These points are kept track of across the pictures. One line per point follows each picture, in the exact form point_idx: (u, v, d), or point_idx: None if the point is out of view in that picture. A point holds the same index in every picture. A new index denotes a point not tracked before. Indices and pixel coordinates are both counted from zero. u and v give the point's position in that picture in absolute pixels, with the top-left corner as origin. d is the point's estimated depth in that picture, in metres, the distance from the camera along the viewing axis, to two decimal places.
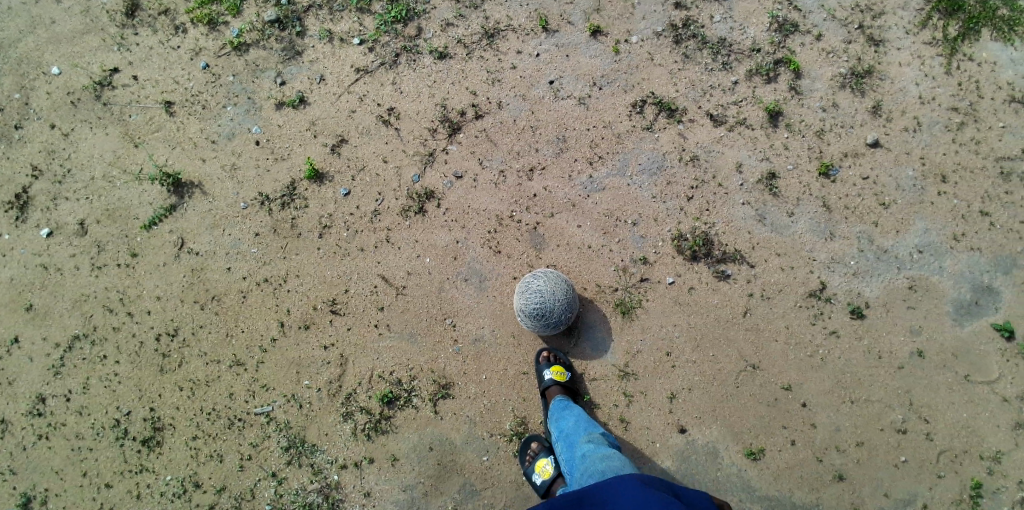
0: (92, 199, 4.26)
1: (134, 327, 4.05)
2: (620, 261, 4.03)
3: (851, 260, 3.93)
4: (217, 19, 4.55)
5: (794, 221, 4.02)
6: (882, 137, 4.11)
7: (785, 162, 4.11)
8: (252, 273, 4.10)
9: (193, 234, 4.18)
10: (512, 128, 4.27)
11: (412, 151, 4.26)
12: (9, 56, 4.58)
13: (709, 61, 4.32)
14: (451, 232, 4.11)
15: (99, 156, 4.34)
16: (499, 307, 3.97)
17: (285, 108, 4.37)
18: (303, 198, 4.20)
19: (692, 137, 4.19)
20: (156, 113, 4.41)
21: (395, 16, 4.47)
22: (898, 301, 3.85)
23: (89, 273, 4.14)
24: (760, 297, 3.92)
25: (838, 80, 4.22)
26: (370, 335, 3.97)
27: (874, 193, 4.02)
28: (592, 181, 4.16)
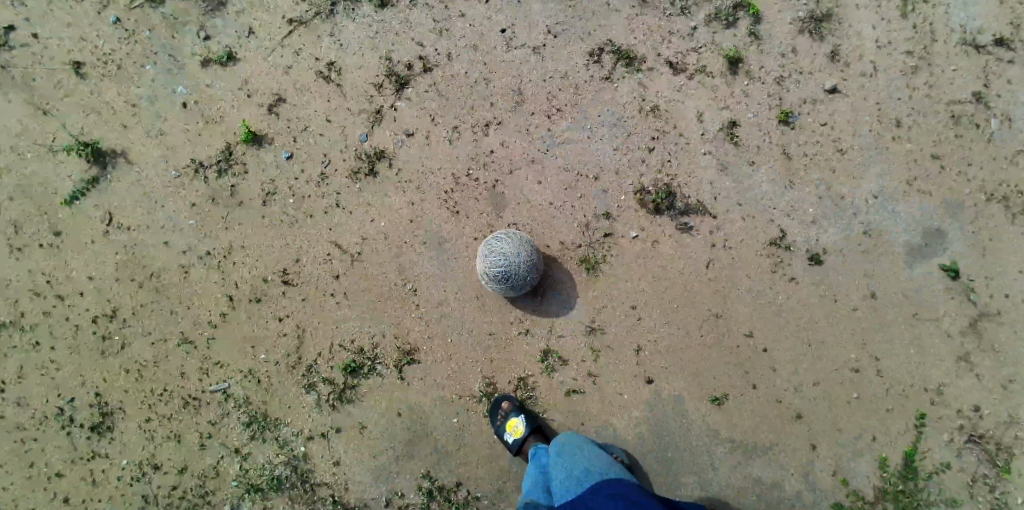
0: (1, 174, 3.84)
1: (67, 311, 3.74)
2: (583, 217, 3.94)
3: (809, 207, 3.95)
4: None
5: (754, 170, 3.99)
6: (840, 84, 4.07)
7: (745, 111, 4.05)
8: (193, 246, 3.81)
9: (122, 209, 3.83)
10: (464, 82, 4.02)
11: (358, 108, 3.98)
12: None
13: (666, 6, 4.12)
14: (406, 195, 3.91)
15: (3, 125, 3.89)
16: (461, 269, 3.84)
17: (212, 66, 3.97)
18: (242, 164, 3.89)
19: (652, 88, 4.06)
20: (63, 75, 3.92)
21: None
22: (853, 245, 3.92)
23: (7, 256, 3.77)
24: (721, 247, 3.92)
25: (798, 25, 4.11)
26: (327, 304, 3.79)
27: (832, 139, 4.02)
28: (551, 133, 4.01)
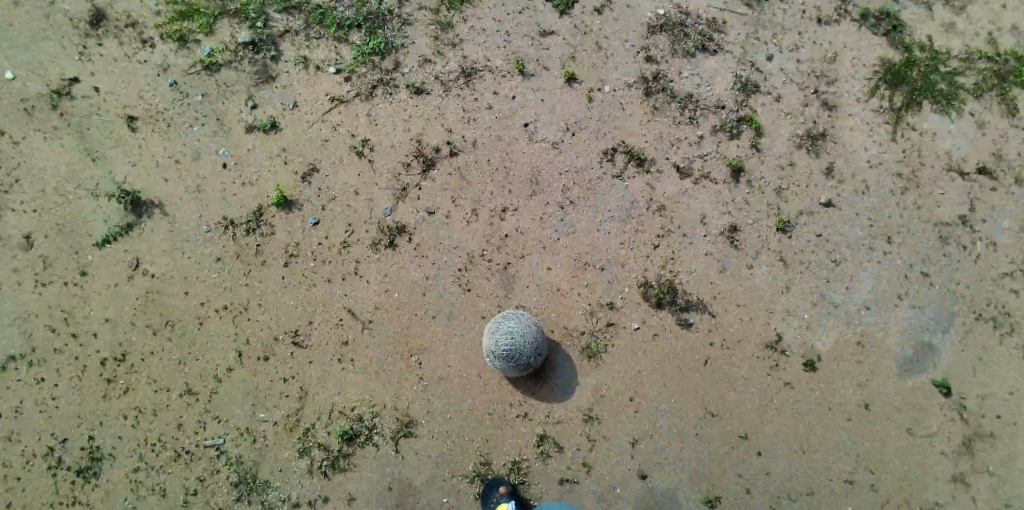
0: (42, 213, 4.07)
1: (78, 349, 3.87)
2: (588, 305, 4.09)
3: (805, 313, 4.11)
4: (189, 36, 4.46)
5: (753, 272, 4.19)
6: (836, 198, 4.36)
7: (746, 217, 4.30)
8: (211, 300, 3.96)
9: (151, 256, 4.02)
10: (485, 166, 4.32)
11: (385, 185, 4.24)
12: None
13: (676, 114, 4.51)
14: (421, 268, 4.09)
15: (52, 168, 4.16)
16: (465, 346, 3.95)
17: (255, 131, 4.30)
18: (270, 226, 4.10)
19: (659, 188, 4.34)
20: (116, 126, 4.26)
21: (373, 48, 4.50)
22: (848, 355, 4.03)
23: (31, 289, 3.94)
24: (720, 345, 4.04)
25: (795, 141, 4.48)
26: (333, 369, 3.88)
27: (827, 250, 4.24)
28: (564, 225, 4.23)
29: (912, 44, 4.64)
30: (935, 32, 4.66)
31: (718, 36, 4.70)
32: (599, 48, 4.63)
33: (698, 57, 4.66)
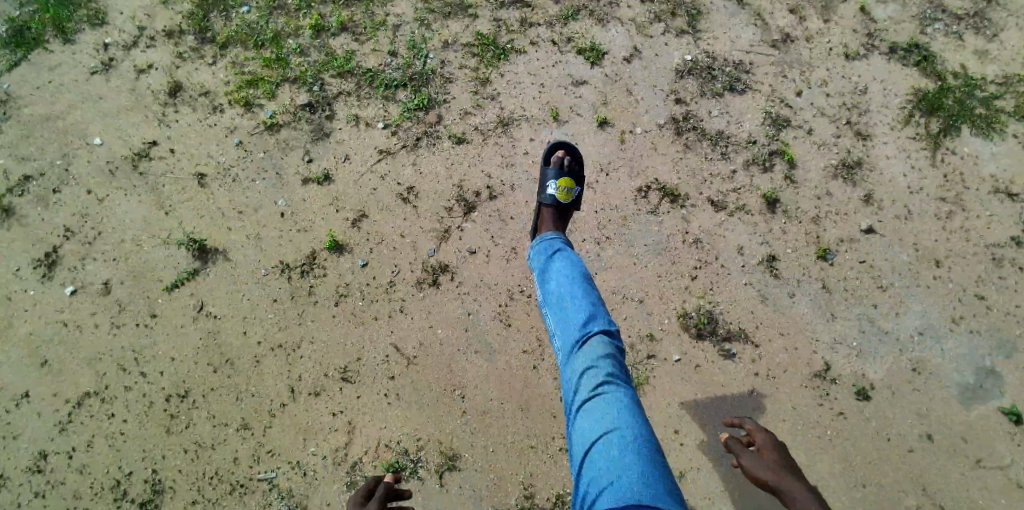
0: (120, 261, 4.45)
1: (145, 386, 4.08)
2: (628, 337, 4.05)
3: (853, 341, 3.99)
4: (253, 102, 4.96)
5: (796, 301, 4.11)
6: (876, 224, 4.31)
7: (784, 246, 4.26)
8: (267, 338, 4.16)
9: (213, 298, 4.30)
10: (524, 208, 4.44)
11: (428, 227, 4.42)
12: (57, 127, 4.97)
13: (709, 151, 4.61)
14: (463, 305, 4.16)
15: (130, 221, 4.58)
16: (508, 381, 3.94)
17: (310, 183, 4.63)
18: (322, 268, 4.33)
19: (695, 221, 4.37)
20: (188, 183, 4.68)
21: (417, 104, 4.86)
22: (903, 381, 3.87)
23: (107, 331, 4.24)
24: (765, 376, 3.92)
25: (831, 171, 4.49)
26: (380, 404, 3.94)
27: (871, 276, 4.16)
28: (600, 258, 4.28)
29: (944, 72, 4.83)
30: (967, 59, 4.89)
31: (746, 76, 4.91)
32: (629, 94, 4.87)
33: (726, 96, 4.83)
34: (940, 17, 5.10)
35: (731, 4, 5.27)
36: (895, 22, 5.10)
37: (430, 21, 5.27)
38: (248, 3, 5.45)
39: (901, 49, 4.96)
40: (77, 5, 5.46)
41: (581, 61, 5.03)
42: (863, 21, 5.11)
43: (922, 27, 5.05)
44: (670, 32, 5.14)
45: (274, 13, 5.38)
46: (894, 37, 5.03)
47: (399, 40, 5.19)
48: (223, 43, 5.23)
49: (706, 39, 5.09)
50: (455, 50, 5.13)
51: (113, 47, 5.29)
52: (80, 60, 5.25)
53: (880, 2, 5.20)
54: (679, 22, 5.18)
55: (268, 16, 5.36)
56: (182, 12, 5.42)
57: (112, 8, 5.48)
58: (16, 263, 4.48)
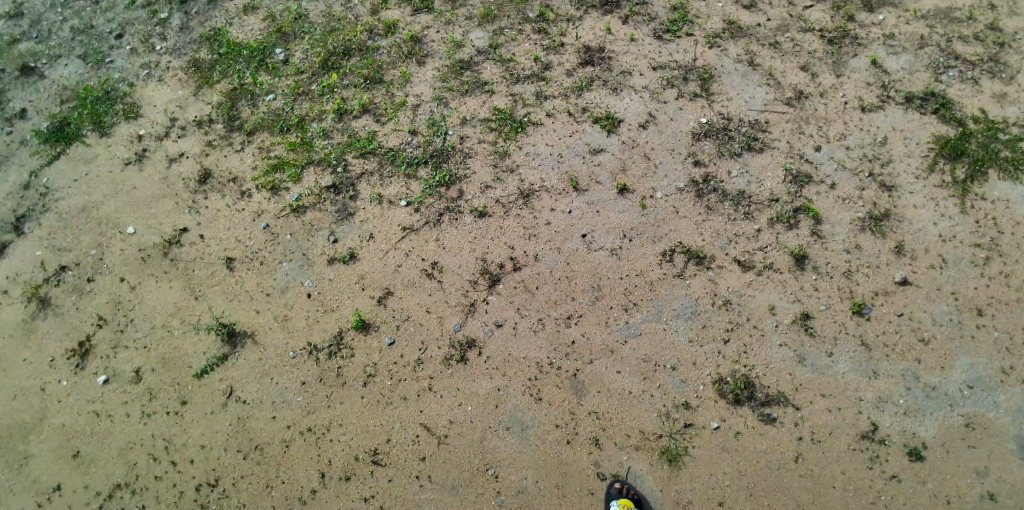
0: (150, 348, 4.44)
1: (176, 476, 3.94)
2: (663, 406, 3.89)
3: (900, 398, 3.78)
4: (280, 185, 5.12)
5: (835, 360, 3.94)
6: (910, 275, 4.19)
7: (818, 303, 4.14)
8: (296, 422, 4.05)
9: (242, 383, 4.22)
10: (548, 278, 4.43)
11: (454, 302, 4.40)
12: (92, 217, 5.14)
13: (731, 212, 4.59)
14: (492, 380, 4.07)
15: (161, 307, 4.61)
16: (542, 458, 3.79)
17: (336, 263, 4.69)
18: (350, 347, 4.29)
19: (723, 283, 4.29)
20: (217, 268, 4.75)
21: (438, 180, 4.97)
22: (956, 439, 3.65)
23: (138, 420, 4.15)
24: (809, 440, 3.70)
25: (858, 224, 4.42)
26: (411, 487, 3.78)
27: (912, 329, 4.00)
28: (629, 326, 4.19)
29: (964, 117, 4.82)
30: (987, 102, 4.88)
31: (764, 134, 4.94)
32: (647, 159, 4.93)
33: (744, 155, 4.85)
34: (953, 64, 5.14)
35: (742, 66, 5.38)
36: (908, 72, 5.15)
37: (448, 100, 5.47)
38: (274, 91, 5.72)
39: (917, 97, 4.97)
40: (114, 101, 5.84)
41: (598, 129, 5.14)
42: (875, 73, 5.18)
43: (937, 75, 5.09)
44: (683, 96, 5.24)
45: (298, 99, 5.64)
46: (909, 87, 5.06)
47: (419, 119, 5.37)
48: (250, 129, 5.46)
49: (720, 100, 5.18)
50: (474, 125, 5.27)
51: (146, 139, 5.55)
52: (115, 152, 5.51)
53: (891, 53, 5.28)
54: (692, 86, 5.30)
55: (293, 102, 5.62)
56: (211, 103, 5.70)
57: (145, 102, 5.81)
58: (49, 354, 4.50)
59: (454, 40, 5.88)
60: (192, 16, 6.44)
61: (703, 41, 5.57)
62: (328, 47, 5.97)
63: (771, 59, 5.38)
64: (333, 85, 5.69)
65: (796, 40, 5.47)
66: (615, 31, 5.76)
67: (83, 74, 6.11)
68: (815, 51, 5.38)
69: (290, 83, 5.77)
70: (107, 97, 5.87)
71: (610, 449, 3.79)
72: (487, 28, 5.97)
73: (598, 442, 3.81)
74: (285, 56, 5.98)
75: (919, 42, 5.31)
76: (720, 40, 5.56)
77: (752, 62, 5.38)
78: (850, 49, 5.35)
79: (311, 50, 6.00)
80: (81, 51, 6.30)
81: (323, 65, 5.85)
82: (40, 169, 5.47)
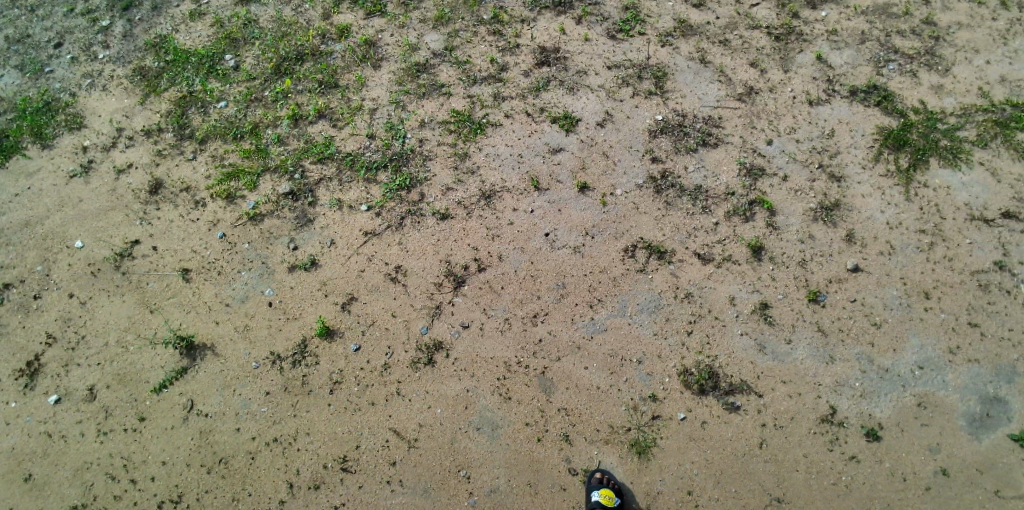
0: (103, 364, 4.27)
1: (136, 494, 3.80)
2: (630, 399, 3.94)
3: (856, 381, 3.92)
4: (236, 194, 5.00)
5: (793, 347, 4.06)
6: (861, 262, 4.36)
7: (775, 292, 4.26)
8: (261, 432, 3.95)
9: (203, 396, 4.11)
10: (513, 278, 4.45)
11: (420, 305, 4.38)
12: (36, 232, 4.93)
13: (689, 206, 4.69)
14: (460, 381, 4.06)
15: (114, 322, 4.45)
16: (514, 456, 3.79)
17: (297, 270, 4.60)
18: (314, 355, 4.22)
19: (684, 276, 4.37)
20: (172, 280, 4.61)
21: (399, 184, 4.93)
22: (910, 418, 3.79)
23: (93, 439, 3.99)
24: (773, 426, 3.80)
25: (810, 214, 4.57)
26: (382, 493, 3.73)
27: (864, 314, 4.15)
28: (595, 322, 4.23)
29: (905, 108, 5.03)
30: (925, 94, 5.11)
31: (717, 130, 5.06)
32: (606, 157, 4.99)
33: (700, 150, 4.97)
34: (892, 58, 5.37)
35: (694, 64, 5.50)
36: (851, 67, 5.36)
37: (406, 103, 5.44)
38: (225, 98, 5.60)
39: (860, 91, 5.17)
40: (55, 111, 5.62)
41: (556, 129, 5.19)
42: (820, 69, 5.37)
43: (877, 69, 5.31)
44: (639, 95, 5.34)
45: (251, 106, 5.53)
46: (852, 81, 5.26)
47: (377, 123, 5.33)
48: (202, 137, 5.32)
49: (674, 98, 5.29)
50: (433, 128, 5.26)
51: (92, 150, 5.36)
52: (59, 164, 5.30)
53: (835, 49, 5.48)
54: (646, 84, 5.40)
55: (246, 109, 5.50)
56: (160, 111, 5.54)
57: (89, 112, 5.61)
58: None
59: (410, 43, 5.86)
60: (136, 23, 6.25)
61: (655, 40, 5.69)
62: (280, 52, 5.88)
63: (721, 56, 5.53)
64: (288, 90, 5.59)
65: (745, 38, 5.63)
66: (569, 31, 5.83)
67: (20, 84, 5.87)
68: (763, 48, 5.54)
69: (242, 89, 5.65)
70: (48, 107, 5.65)
71: (580, 444, 3.81)
72: (442, 30, 5.97)
73: (569, 438, 3.83)
74: (236, 61, 5.85)
75: (860, 37, 5.53)
76: (672, 39, 5.68)
77: (704, 59, 5.51)
78: (796, 46, 5.53)
79: (263, 56, 5.89)
80: (18, 60, 6.04)
81: (276, 70, 5.75)
82: None
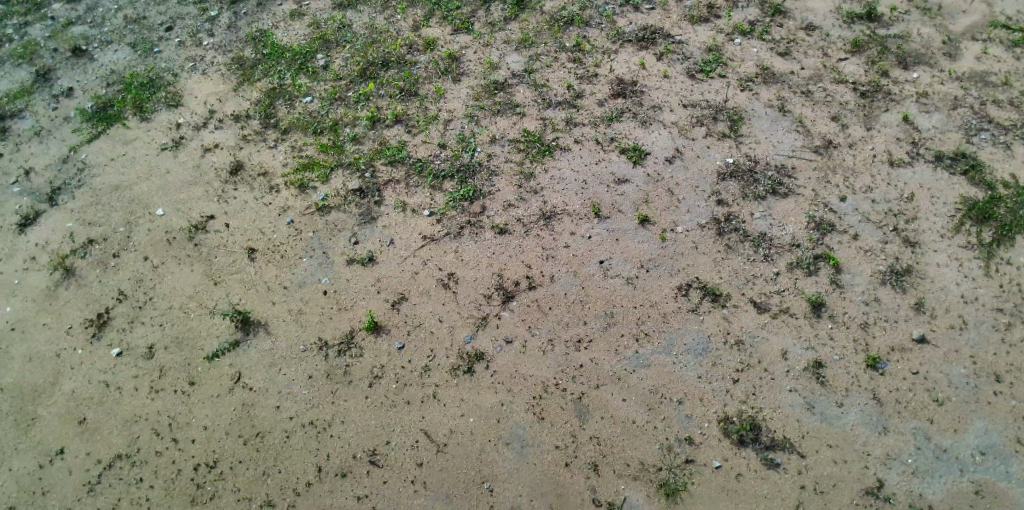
0: (165, 326, 4.51)
1: (176, 453, 3.95)
2: (665, 439, 3.84)
3: (909, 457, 3.70)
4: (308, 184, 5.22)
5: (844, 411, 3.88)
6: (928, 333, 4.14)
7: (831, 352, 4.10)
8: (299, 414, 4.06)
9: (250, 370, 4.26)
10: (562, 300, 4.45)
11: (467, 313, 4.43)
12: (124, 196, 5.28)
13: (751, 252, 4.59)
14: (497, 394, 4.06)
15: (181, 289, 4.69)
16: (540, 476, 3.74)
17: (355, 264, 4.75)
18: (359, 348, 4.32)
19: (737, 322, 4.27)
20: (238, 256, 4.84)
21: (463, 194, 5.04)
22: (965, 505, 3.54)
23: (145, 395, 4.20)
24: (813, 490, 3.61)
25: (878, 277, 4.40)
26: (406, 491, 3.74)
27: (925, 388, 3.93)
28: (639, 356, 4.17)
29: (993, 181, 4.80)
30: (1017, 168, 4.87)
31: (789, 180, 4.96)
32: (671, 193, 4.96)
33: (768, 198, 4.87)
34: (985, 127, 5.15)
35: (772, 111, 5.43)
36: (939, 132, 5.17)
37: (480, 117, 5.58)
38: (312, 93, 5.89)
39: (946, 157, 4.98)
40: (157, 88, 6.04)
41: (624, 159, 5.20)
42: (906, 130, 5.20)
43: (968, 137, 5.10)
44: (712, 135, 5.30)
45: (335, 104, 5.79)
46: (938, 146, 5.07)
47: (450, 133, 5.49)
48: (285, 128, 5.60)
49: (748, 143, 5.22)
50: (503, 144, 5.37)
51: (184, 127, 5.72)
52: (154, 137, 5.68)
53: (923, 112, 5.31)
54: (721, 126, 5.36)
55: (329, 106, 5.77)
56: (251, 99, 5.87)
57: (187, 93, 6.00)
58: (66, 322, 4.58)
59: (491, 61, 6.03)
60: (241, 17, 6.69)
61: (735, 84, 5.65)
62: (368, 57, 6.15)
63: (802, 107, 5.43)
64: (370, 93, 5.84)
65: (829, 91, 5.53)
66: (649, 66, 5.87)
67: (130, 60, 6.34)
68: (847, 103, 5.42)
69: (328, 87, 5.94)
70: (152, 84, 6.08)
71: (609, 476, 3.73)
72: (524, 52, 6.11)
73: (598, 467, 3.76)
74: (326, 61, 6.16)
75: (952, 103, 5.34)
76: (752, 84, 5.63)
77: (783, 108, 5.43)
78: (882, 104, 5.38)
79: (351, 58, 6.18)
80: (132, 39, 6.55)
81: (362, 73, 6.02)
82: (79, 146, 5.65)
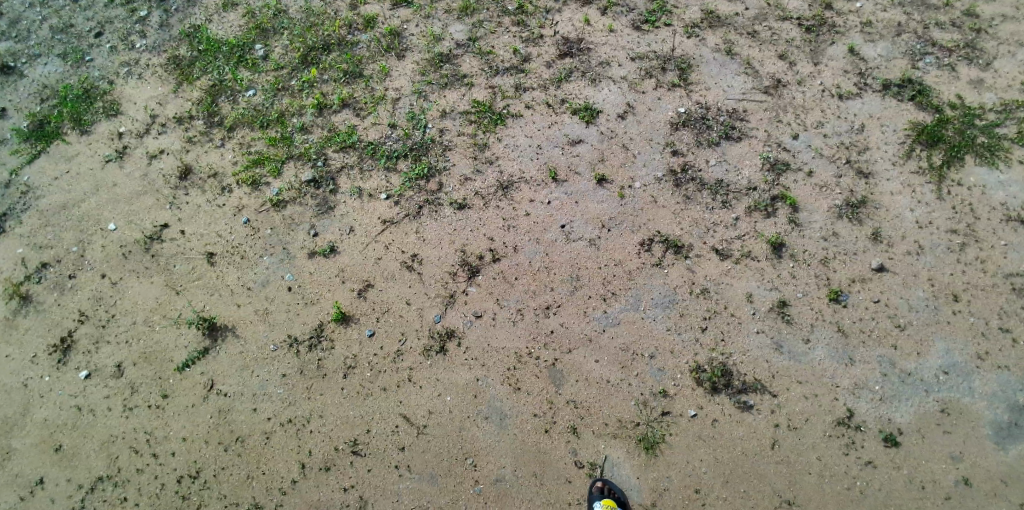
0: (131, 342, 4.45)
1: (157, 469, 3.94)
2: (640, 394, 3.91)
3: (875, 385, 3.80)
4: (260, 181, 5.12)
5: (811, 347, 3.96)
6: (887, 262, 4.22)
7: (794, 290, 4.16)
8: (276, 414, 4.06)
9: (223, 376, 4.24)
10: (527, 269, 4.45)
11: (434, 294, 4.42)
12: (72, 214, 5.15)
13: (710, 201, 4.61)
14: (471, 370, 4.09)
15: (143, 302, 4.62)
16: (521, 446, 3.80)
17: (317, 256, 4.69)
18: (330, 340, 4.30)
19: (700, 271, 4.31)
20: (197, 263, 4.76)
21: (418, 173, 4.97)
22: (932, 424, 3.66)
23: (119, 414, 4.16)
24: (786, 426, 3.71)
25: (835, 211, 4.45)
26: (391, 477, 3.79)
27: (887, 315, 4.02)
28: (608, 315, 4.21)
29: (941, 103, 4.84)
30: (963, 89, 4.91)
31: (741, 123, 4.96)
32: (626, 150, 4.94)
33: (722, 144, 4.87)
34: (930, 51, 5.16)
35: (720, 55, 5.39)
36: (885, 59, 5.17)
37: (428, 93, 5.48)
38: (254, 86, 5.72)
39: (894, 85, 5.00)
40: (94, 99, 5.84)
41: (577, 120, 5.15)
42: (853, 61, 5.19)
43: (914, 62, 5.11)
44: (662, 86, 5.26)
45: (278, 94, 5.64)
46: (886, 74, 5.08)
47: (399, 112, 5.38)
48: (230, 125, 5.45)
49: (698, 90, 5.19)
50: (453, 118, 5.28)
51: (127, 136, 5.56)
52: (96, 149, 5.51)
53: (869, 41, 5.30)
54: (670, 76, 5.31)
55: (273, 98, 5.62)
56: (192, 99, 5.70)
57: (125, 100, 5.81)
58: (30, 350, 4.50)
59: (434, 33, 5.89)
60: (172, 14, 6.44)
61: (682, 31, 5.59)
62: (307, 42, 5.97)
63: (749, 48, 5.40)
64: (313, 79, 5.69)
65: (775, 29, 5.49)
66: (594, 22, 5.77)
67: (62, 72, 6.10)
68: (793, 40, 5.39)
69: (270, 78, 5.77)
70: (87, 95, 5.87)
71: (588, 437, 3.80)
72: (467, 21, 5.97)
73: (576, 430, 3.82)
74: (265, 51, 5.97)
75: (896, 29, 5.34)
76: (698, 30, 5.57)
77: (730, 51, 5.39)
78: (828, 37, 5.36)
79: (290, 45, 5.99)
80: (61, 49, 6.29)
81: (303, 59, 5.85)
82: (20, 167, 5.47)
